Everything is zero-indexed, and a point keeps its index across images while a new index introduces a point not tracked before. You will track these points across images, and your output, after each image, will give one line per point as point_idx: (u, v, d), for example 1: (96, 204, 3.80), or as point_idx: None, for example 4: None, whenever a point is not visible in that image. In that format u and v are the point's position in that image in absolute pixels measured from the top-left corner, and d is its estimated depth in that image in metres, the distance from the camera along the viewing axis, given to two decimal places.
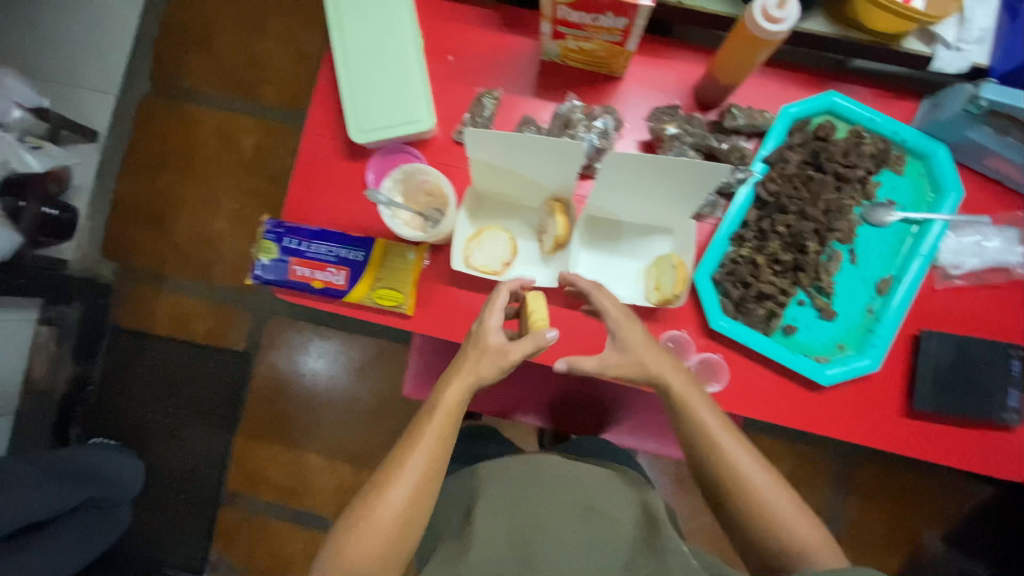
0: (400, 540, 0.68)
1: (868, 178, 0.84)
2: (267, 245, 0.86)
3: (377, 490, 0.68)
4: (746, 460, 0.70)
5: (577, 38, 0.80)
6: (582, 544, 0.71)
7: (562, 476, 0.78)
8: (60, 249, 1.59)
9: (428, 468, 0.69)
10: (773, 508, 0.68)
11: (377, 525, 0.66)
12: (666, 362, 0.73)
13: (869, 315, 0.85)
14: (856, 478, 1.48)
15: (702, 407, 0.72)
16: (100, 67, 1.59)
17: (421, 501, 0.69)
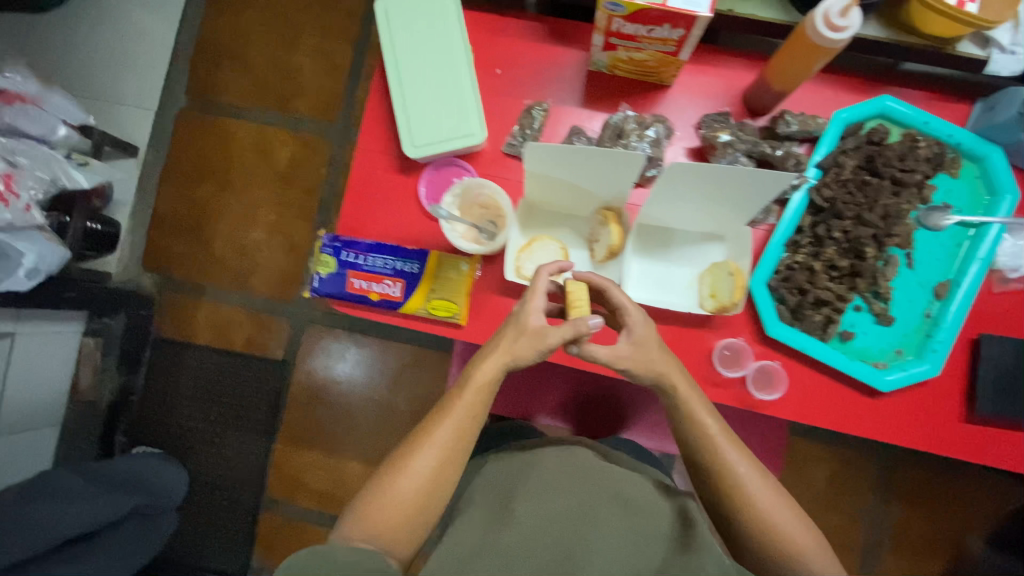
0: (425, 506, 0.69)
1: (924, 182, 0.83)
2: (326, 259, 0.88)
3: (402, 462, 0.70)
4: (750, 474, 0.70)
5: (629, 49, 0.81)
6: (623, 535, 0.66)
7: (597, 468, 0.75)
8: (104, 262, 1.63)
9: (455, 441, 0.71)
10: (771, 516, 0.68)
11: (403, 489, 0.68)
12: (670, 367, 0.73)
13: (927, 319, 0.84)
14: (900, 480, 1.46)
15: (708, 419, 0.72)
16: (138, 82, 1.61)
17: (446, 472, 0.71)
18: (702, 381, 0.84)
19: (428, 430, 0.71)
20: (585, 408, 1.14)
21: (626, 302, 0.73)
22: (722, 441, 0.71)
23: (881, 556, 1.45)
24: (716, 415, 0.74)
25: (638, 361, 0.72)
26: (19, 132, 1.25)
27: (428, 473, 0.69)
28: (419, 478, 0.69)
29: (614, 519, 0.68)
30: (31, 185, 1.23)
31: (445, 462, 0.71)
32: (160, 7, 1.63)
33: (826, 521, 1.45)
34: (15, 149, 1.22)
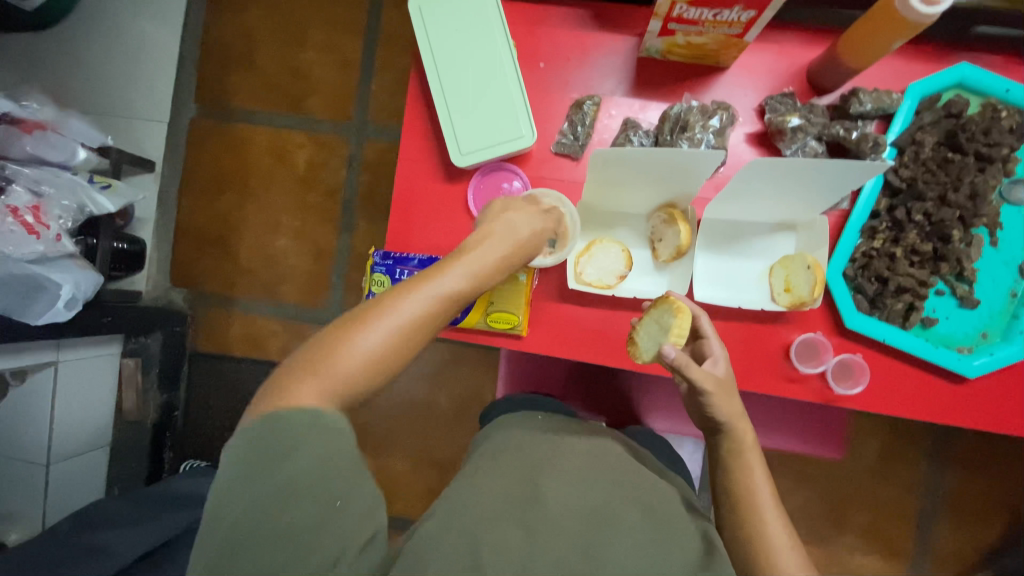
0: (368, 385, 0.58)
1: (1009, 154, 0.78)
2: (379, 278, 0.85)
3: (359, 319, 0.58)
4: (773, 516, 0.70)
5: (688, 33, 0.75)
6: (643, 538, 0.63)
7: (633, 473, 0.72)
8: (133, 281, 1.59)
9: (423, 319, 0.59)
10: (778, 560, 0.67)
11: (345, 361, 0.56)
12: (741, 414, 0.72)
13: (1013, 299, 0.80)
14: (969, 450, 1.40)
15: (756, 468, 0.72)
16: (148, 94, 1.56)
17: (402, 353, 0.59)
18: (777, 377, 0.82)
19: (392, 298, 0.59)
20: (591, 390, 1.16)
21: (710, 333, 0.75)
22: (759, 482, 0.72)
23: (940, 526, 1.40)
24: (763, 463, 0.74)
25: (727, 398, 0.71)
26: (40, 160, 1.20)
27: (383, 345, 0.57)
28: (369, 352, 0.57)
29: (636, 523, 0.64)
30: (59, 215, 1.18)
31: (403, 341, 0.59)
32: (162, 14, 1.56)
33: (881, 493, 1.41)
34: (39, 179, 1.18)
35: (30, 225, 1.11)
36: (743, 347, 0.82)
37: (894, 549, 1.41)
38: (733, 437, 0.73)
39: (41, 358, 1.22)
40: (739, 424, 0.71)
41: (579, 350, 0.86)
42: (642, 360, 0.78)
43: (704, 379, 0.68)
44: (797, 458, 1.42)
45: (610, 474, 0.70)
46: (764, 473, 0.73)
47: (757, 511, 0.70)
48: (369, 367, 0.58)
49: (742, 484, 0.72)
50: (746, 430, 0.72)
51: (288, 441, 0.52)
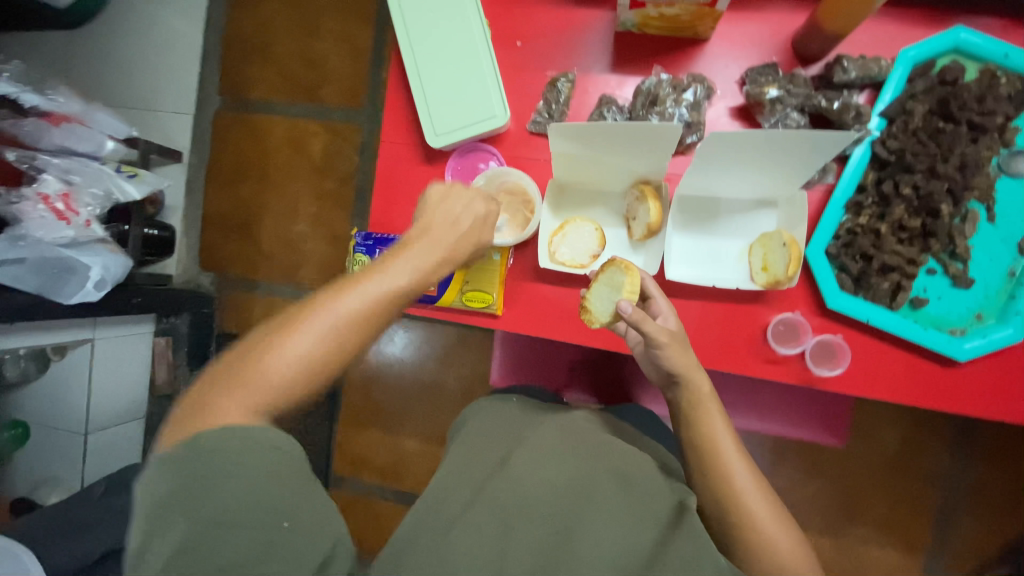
0: (304, 391, 0.56)
1: (1007, 124, 0.73)
2: (360, 258, 0.88)
3: (293, 325, 0.56)
4: (738, 465, 0.69)
5: (659, 4, 0.73)
6: (621, 513, 0.61)
7: (603, 443, 0.71)
8: (165, 265, 1.69)
9: (354, 318, 0.57)
10: (743, 498, 0.67)
11: (269, 366, 0.54)
12: (694, 363, 0.72)
13: (1012, 279, 0.75)
14: (1011, 448, 1.29)
15: (713, 412, 0.71)
16: (174, 88, 1.64)
17: (334, 356, 0.57)
18: (755, 359, 0.80)
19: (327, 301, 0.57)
20: (595, 372, 1.11)
21: (656, 292, 0.75)
22: (720, 433, 0.71)
23: (966, 522, 1.32)
24: (721, 411, 0.73)
25: (678, 351, 0.70)
26: (70, 151, 1.29)
27: (318, 352, 0.56)
28: (297, 355, 0.55)
29: (610, 495, 0.62)
30: (89, 203, 1.27)
31: (334, 341, 0.56)
32: (186, 10, 1.63)
33: (902, 486, 1.33)
34: (69, 169, 1.27)
35: (61, 211, 1.19)
36: (720, 327, 0.80)
37: (915, 545, 1.34)
38: (691, 386, 0.72)
39: (79, 336, 1.33)
40: (691, 375, 0.71)
41: (553, 329, 0.86)
42: (596, 325, 0.78)
43: (659, 334, 0.68)
44: (813, 448, 1.37)
45: (578, 446, 0.69)
46: (723, 423, 0.72)
47: (723, 463, 0.69)
48: (308, 371, 0.56)
49: (705, 440, 0.71)
50: (700, 378, 0.71)
51: (214, 460, 0.50)
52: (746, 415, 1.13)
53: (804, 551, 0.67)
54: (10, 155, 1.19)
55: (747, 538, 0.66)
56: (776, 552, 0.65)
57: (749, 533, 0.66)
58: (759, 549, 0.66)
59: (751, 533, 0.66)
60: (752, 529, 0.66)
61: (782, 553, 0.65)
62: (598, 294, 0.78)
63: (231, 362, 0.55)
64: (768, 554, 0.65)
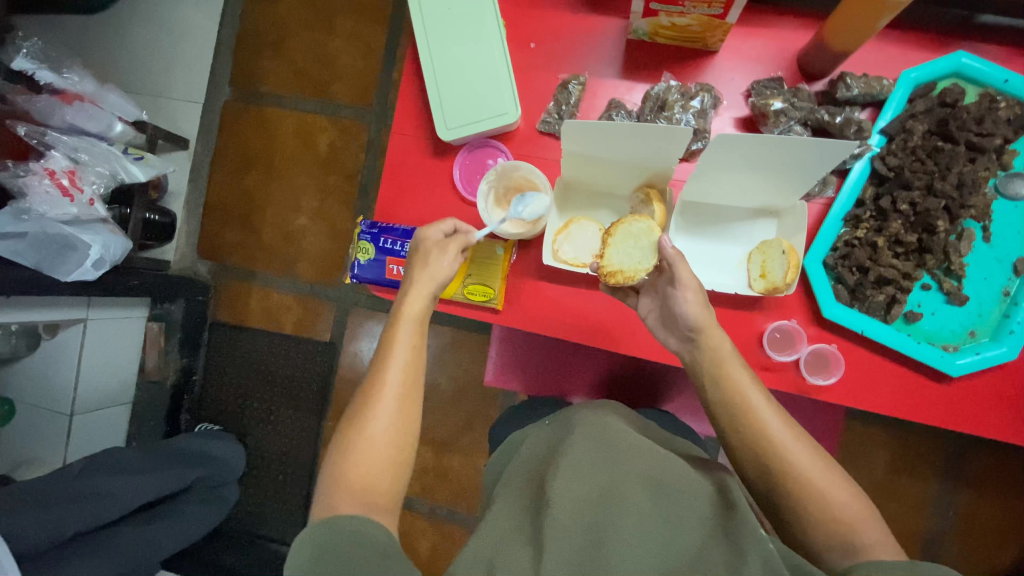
0: (395, 458, 0.66)
1: (1005, 147, 0.75)
2: (365, 246, 0.89)
3: (362, 416, 0.67)
4: (772, 417, 0.66)
5: (671, 14, 0.75)
6: (654, 518, 0.56)
7: (637, 442, 0.64)
8: (163, 251, 1.66)
9: (406, 385, 0.69)
10: (787, 452, 0.64)
11: (363, 459, 0.64)
12: (713, 319, 0.70)
13: (1006, 298, 0.76)
14: (1007, 480, 1.28)
15: (738, 369, 0.68)
16: (185, 76, 1.61)
17: (406, 421, 0.68)
18: (751, 365, 0.81)
19: (377, 384, 0.68)
20: (590, 376, 1.11)
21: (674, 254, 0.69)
22: (749, 391, 0.67)
23: (954, 551, 1.28)
24: (747, 369, 0.69)
25: (698, 303, 0.69)
26: (80, 130, 1.29)
27: (390, 423, 0.66)
28: (381, 440, 0.66)
29: (642, 499, 0.57)
30: (93, 180, 1.26)
31: (404, 412, 0.68)
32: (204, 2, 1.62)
33: (890, 512, 1.30)
34: (77, 147, 1.27)
35: (65, 187, 1.18)
36: None
37: None
38: (710, 345, 0.69)
39: (71, 315, 1.29)
40: (711, 329, 0.68)
41: (551, 326, 0.87)
42: (637, 279, 0.76)
43: (689, 280, 0.69)
44: None
45: (606, 446, 0.62)
46: (751, 380, 0.68)
47: (758, 422, 0.66)
48: (390, 440, 0.66)
49: (735, 400, 0.67)
50: (717, 335, 0.68)
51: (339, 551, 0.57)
52: None
53: (866, 509, 0.61)
54: (20, 130, 1.19)
55: (797, 501, 0.63)
56: (829, 499, 0.61)
57: (798, 492, 0.63)
58: (812, 509, 0.62)
59: (800, 492, 0.62)
60: (801, 487, 0.63)
61: (840, 511, 0.61)
62: (615, 248, 0.78)
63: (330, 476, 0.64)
64: (822, 508, 0.61)
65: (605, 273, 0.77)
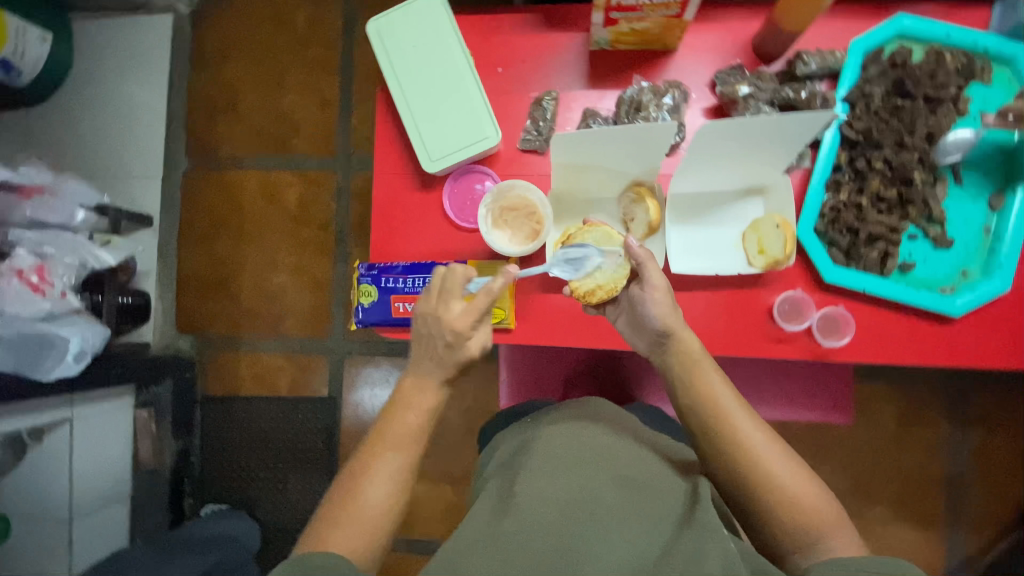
0: (386, 519, 0.67)
1: (959, 95, 0.80)
2: (367, 289, 0.88)
3: (361, 475, 0.68)
4: (745, 421, 0.67)
5: (631, 20, 0.78)
6: (628, 515, 0.62)
7: (611, 444, 0.69)
8: (140, 332, 1.52)
9: (406, 460, 0.70)
10: (757, 455, 0.65)
11: (357, 512, 0.66)
12: (682, 321, 0.72)
13: (988, 234, 0.81)
14: None
15: (711, 374, 0.70)
16: (138, 152, 1.53)
17: (401, 487, 0.69)
18: (766, 340, 0.82)
19: (378, 452, 0.69)
20: (607, 378, 1.08)
21: (647, 258, 0.73)
22: (721, 394, 0.69)
23: (972, 489, 1.29)
24: (719, 372, 0.71)
25: (666, 305, 0.72)
26: (41, 224, 1.18)
27: (387, 486, 0.67)
28: (375, 500, 0.67)
29: (613, 498, 0.63)
30: (65, 271, 1.17)
31: (399, 479, 0.69)
32: (149, 77, 1.53)
33: (905, 461, 1.30)
34: (42, 241, 1.16)
35: (36, 285, 1.10)
36: (727, 313, 0.83)
37: (928, 518, 1.29)
38: (680, 347, 0.72)
39: (56, 415, 1.13)
40: (681, 332, 0.71)
41: (566, 337, 0.87)
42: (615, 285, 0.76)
43: (659, 282, 0.73)
44: (829, 436, 1.32)
45: (582, 451, 0.68)
46: (723, 384, 0.70)
47: (732, 427, 0.67)
48: (384, 504, 0.67)
49: (708, 404, 0.69)
50: (689, 335, 0.71)
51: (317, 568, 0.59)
52: (779, 404, 1.04)
53: (827, 506, 0.64)
54: None
55: (765, 498, 0.64)
56: (796, 501, 0.63)
57: (766, 492, 0.64)
58: (780, 509, 0.63)
59: (769, 493, 0.64)
60: (771, 488, 0.64)
61: (805, 511, 0.63)
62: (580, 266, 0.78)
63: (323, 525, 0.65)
64: (789, 509, 0.63)
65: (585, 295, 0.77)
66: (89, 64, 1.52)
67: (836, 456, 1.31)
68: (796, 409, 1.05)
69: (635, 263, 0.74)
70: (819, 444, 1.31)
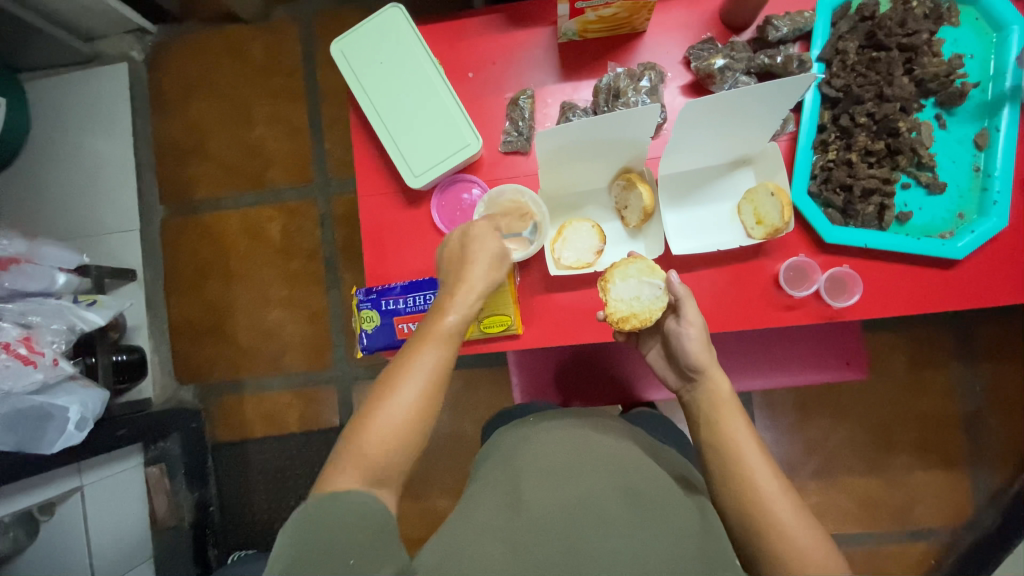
0: (411, 439, 0.63)
1: (932, 38, 0.81)
2: (368, 314, 0.86)
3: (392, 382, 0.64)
4: (760, 466, 0.65)
5: (596, 8, 0.77)
6: (633, 529, 0.59)
7: (618, 454, 0.69)
8: (140, 389, 1.48)
9: (438, 372, 0.66)
10: (770, 505, 0.62)
11: (387, 425, 0.62)
12: (715, 360, 0.72)
13: (978, 173, 0.82)
14: None
15: (735, 418, 0.69)
16: (110, 205, 1.49)
17: (432, 403, 0.65)
18: (775, 309, 0.82)
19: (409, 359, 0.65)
20: (621, 373, 1.06)
21: (685, 295, 0.73)
22: (741, 438, 0.67)
23: (990, 424, 1.30)
24: (744, 421, 0.70)
25: (701, 342, 0.72)
26: (21, 293, 1.13)
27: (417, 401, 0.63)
28: (403, 416, 0.63)
29: (618, 511, 0.60)
30: (53, 339, 1.11)
31: (429, 394, 0.65)
32: (111, 129, 1.49)
33: (921, 405, 1.31)
34: (25, 310, 1.11)
35: (25, 356, 1.04)
36: (731, 288, 0.82)
37: (951, 459, 1.30)
38: (710, 387, 0.72)
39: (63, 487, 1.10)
40: (711, 372, 0.71)
41: (576, 334, 0.86)
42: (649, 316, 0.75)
43: (695, 319, 0.73)
44: (843, 391, 1.32)
45: (589, 459, 0.67)
46: (747, 430, 0.68)
47: (746, 468, 0.65)
48: (412, 422, 0.63)
49: (726, 444, 0.68)
50: (720, 376, 0.71)
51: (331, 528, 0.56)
52: (793, 369, 1.04)
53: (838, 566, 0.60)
54: None
55: (772, 542, 0.61)
56: (804, 559, 0.59)
57: (775, 539, 0.61)
58: (786, 554, 0.60)
59: (775, 537, 0.61)
60: (780, 537, 0.61)
61: (812, 564, 0.59)
62: (620, 293, 0.77)
63: (354, 435, 0.63)
64: (795, 562, 0.60)
65: (619, 321, 0.76)
66: (49, 123, 1.48)
67: (855, 411, 1.32)
68: (809, 374, 1.04)
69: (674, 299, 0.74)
70: (835, 401, 1.32)
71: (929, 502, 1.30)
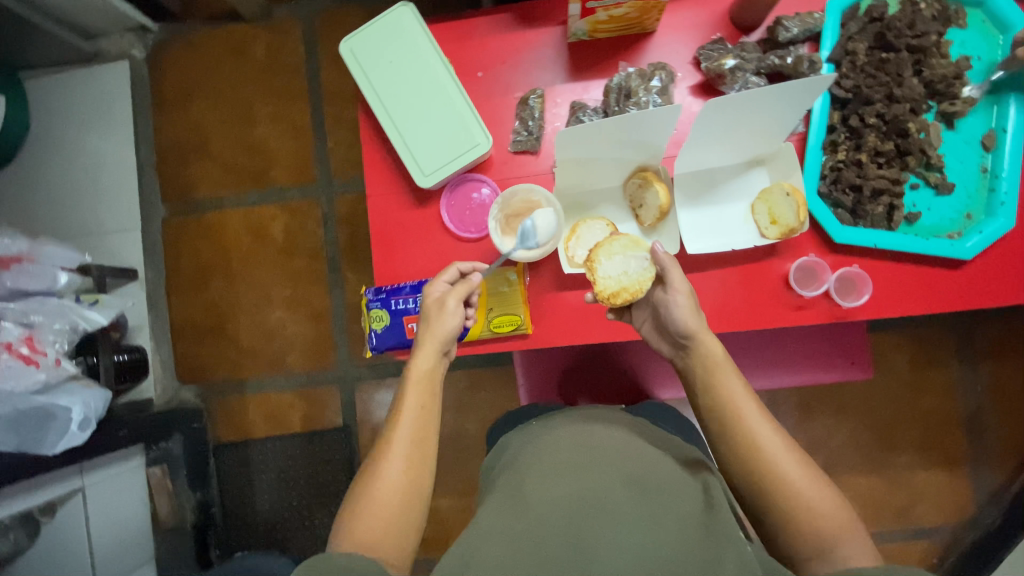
0: (407, 501, 0.67)
1: (940, 40, 0.81)
2: (377, 314, 0.86)
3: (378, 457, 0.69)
4: (762, 425, 0.66)
5: (608, 8, 0.77)
6: (641, 515, 0.59)
7: (620, 446, 0.70)
8: (141, 390, 1.47)
9: (419, 434, 0.71)
10: (777, 464, 0.64)
11: (380, 495, 0.66)
12: (705, 325, 0.72)
13: (986, 174, 0.82)
14: None
15: (733, 377, 0.70)
16: (112, 205, 1.48)
17: (420, 463, 0.70)
18: (785, 309, 0.82)
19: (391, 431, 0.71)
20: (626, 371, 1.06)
21: (670, 265, 0.74)
22: (741, 398, 0.68)
23: (991, 422, 1.30)
24: (740, 378, 0.70)
25: (689, 309, 0.72)
26: (23, 292, 1.13)
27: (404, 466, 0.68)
28: (393, 484, 0.67)
29: (624, 498, 0.61)
30: (55, 337, 1.11)
31: (415, 456, 0.69)
32: (112, 128, 1.48)
33: (923, 404, 1.32)
34: (27, 310, 1.10)
35: (27, 356, 1.04)
36: (741, 288, 0.83)
37: (953, 458, 1.31)
38: (702, 352, 0.72)
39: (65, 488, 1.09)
40: (701, 334, 0.71)
41: (586, 333, 0.86)
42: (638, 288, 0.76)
43: (682, 284, 0.73)
44: (847, 391, 1.33)
45: (591, 452, 0.68)
46: (745, 391, 0.69)
47: (749, 430, 0.67)
48: (404, 485, 0.67)
49: (726, 406, 0.68)
50: (711, 340, 0.71)
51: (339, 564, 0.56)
52: (799, 368, 1.04)
53: (847, 517, 0.61)
54: None
55: (781, 501, 0.63)
56: (813, 512, 0.61)
57: (784, 498, 0.62)
58: (796, 510, 0.62)
59: (783, 498, 0.62)
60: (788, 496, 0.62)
61: (822, 519, 0.61)
62: (606, 271, 0.78)
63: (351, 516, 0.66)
64: (806, 517, 0.61)
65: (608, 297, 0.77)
66: (50, 123, 1.47)
67: (858, 410, 1.32)
68: (814, 373, 1.04)
69: (660, 268, 0.75)
70: (839, 401, 1.32)
71: (932, 501, 1.31)
